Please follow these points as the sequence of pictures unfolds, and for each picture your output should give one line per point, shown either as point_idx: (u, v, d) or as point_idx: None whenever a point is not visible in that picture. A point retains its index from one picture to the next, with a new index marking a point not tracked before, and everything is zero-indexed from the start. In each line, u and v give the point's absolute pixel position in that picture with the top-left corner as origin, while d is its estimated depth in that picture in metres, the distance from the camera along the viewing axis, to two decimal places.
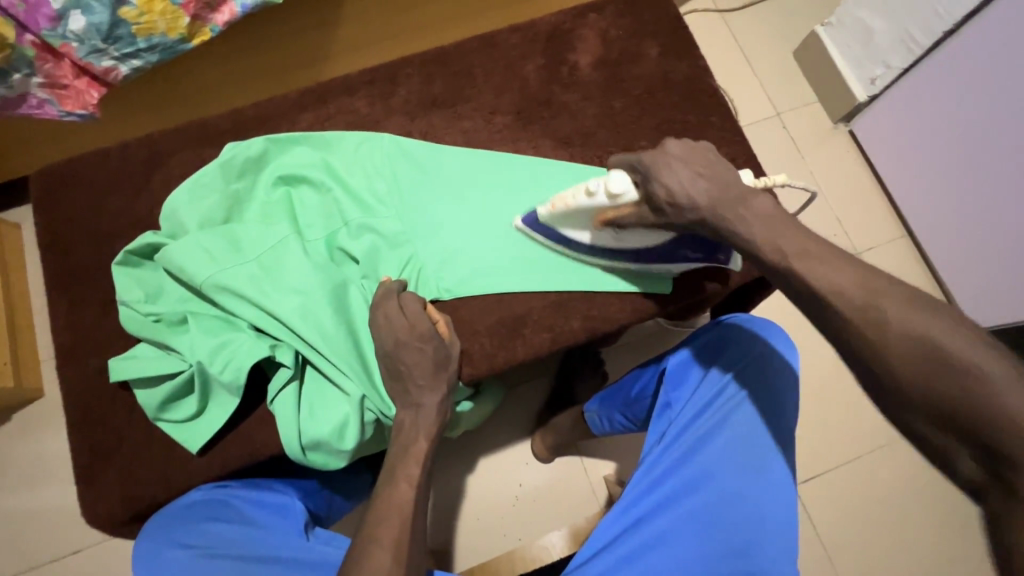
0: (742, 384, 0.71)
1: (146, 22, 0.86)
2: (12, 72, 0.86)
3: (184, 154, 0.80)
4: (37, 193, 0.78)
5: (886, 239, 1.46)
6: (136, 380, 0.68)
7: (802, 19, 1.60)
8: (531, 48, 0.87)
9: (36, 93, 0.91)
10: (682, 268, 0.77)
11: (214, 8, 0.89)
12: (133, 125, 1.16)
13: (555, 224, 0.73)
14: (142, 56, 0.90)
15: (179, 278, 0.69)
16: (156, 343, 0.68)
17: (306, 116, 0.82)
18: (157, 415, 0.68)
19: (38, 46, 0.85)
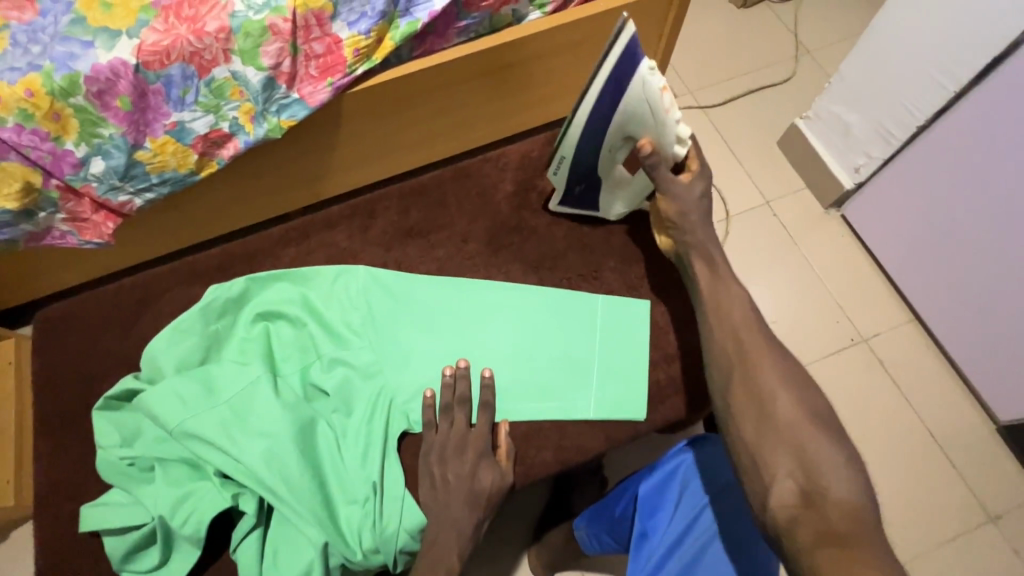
0: (711, 518, 0.72)
1: (158, 161, 0.97)
2: (37, 209, 0.96)
3: (176, 291, 0.85)
4: (37, 332, 0.83)
5: (894, 323, 1.42)
6: (105, 529, 0.67)
7: (782, 113, 1.67)
8: (502, 176, 0.92)
9: (58, 227, 1.01)
10: (559, 181, 0.85)
11: (220, 145, 0.99)
12: (145, 245, 1.25)
13: (632, 88, 0.73)
14: (155, 189, 1.01)
15: (153, 424, 0.71)
16: (127, 489, 0.69)
17: (290, 251, 0.87)
18: (121, 565, 0.67)
19: (62, 189, 0.95)
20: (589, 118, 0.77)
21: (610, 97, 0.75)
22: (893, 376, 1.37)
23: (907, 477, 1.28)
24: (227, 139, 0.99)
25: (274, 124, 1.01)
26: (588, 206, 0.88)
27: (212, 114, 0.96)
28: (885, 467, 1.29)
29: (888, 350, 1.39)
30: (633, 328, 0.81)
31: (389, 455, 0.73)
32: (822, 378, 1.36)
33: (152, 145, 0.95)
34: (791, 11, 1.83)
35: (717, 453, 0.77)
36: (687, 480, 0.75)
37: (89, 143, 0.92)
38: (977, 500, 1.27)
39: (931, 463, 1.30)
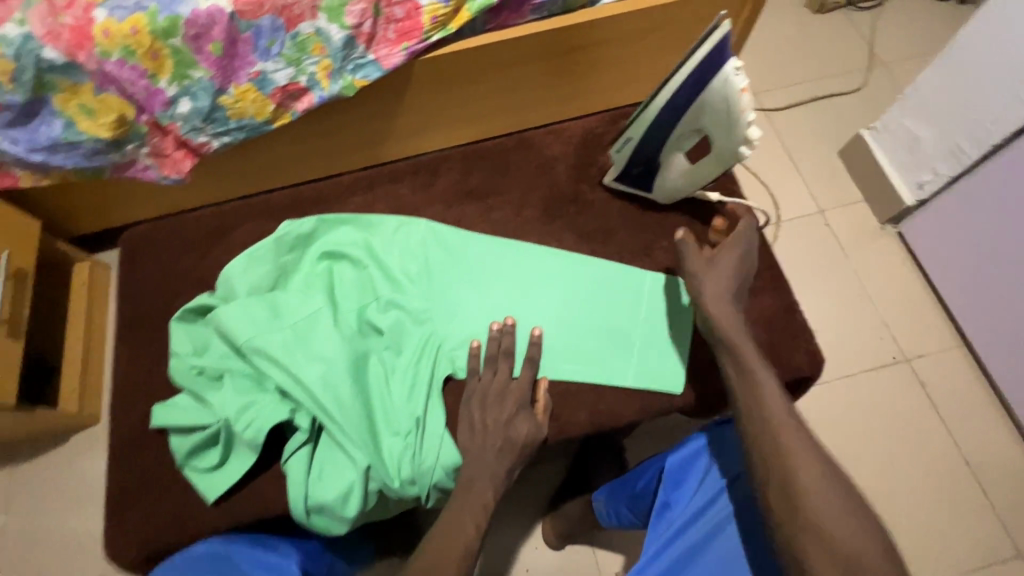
0: (738, 492, 0.73)
1: (238, 108, 1.03)
2: (126, 142, 1.05)
3: (250, 224, 0.91)
4: (123, 248, 0.91)
5: (940, 347, 1.38)
6: (173, 427, 0.74)
7: (848, 123, 1.64)
8: (564, 149, 0.94)
9: (142, 160, 1.08)
10: (620, 158, 0.83)
11: (295, 98, 1.05)
12: (216, 185, 1.34)
13: (712, 93, 0.68)
14: (232, 133, 1.07)
15: (222, 339, 0.77)
16: (196, 394, 0.75)
17: (356, 199, 0.92)
18: (184, 461, 0.74)
19: (150, 124, 1.03)
20: (662, 112, 0.72)
21: (688, 93, 0.69)
22: (932, 400, 1.33)
23: (934, 501, 1.26)
24: (304, 92, 1.05)
25: (349, 82, 1.05)
26: (643, 187, 0.87)
27: (293, 67, 1.01)
28: (912, 488, 1.27)
29: (931, 372, 1.36)
30: (676, 307, 0.82)
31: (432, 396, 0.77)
32: (858, 393, 1.34)
33: (234, 91, 1.01)
34: (869, 20, 1.78)
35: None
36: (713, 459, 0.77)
37: (179, 84, 0.99)
38: (1007, 535, 1.23)
39: (963, 490, 1.27)
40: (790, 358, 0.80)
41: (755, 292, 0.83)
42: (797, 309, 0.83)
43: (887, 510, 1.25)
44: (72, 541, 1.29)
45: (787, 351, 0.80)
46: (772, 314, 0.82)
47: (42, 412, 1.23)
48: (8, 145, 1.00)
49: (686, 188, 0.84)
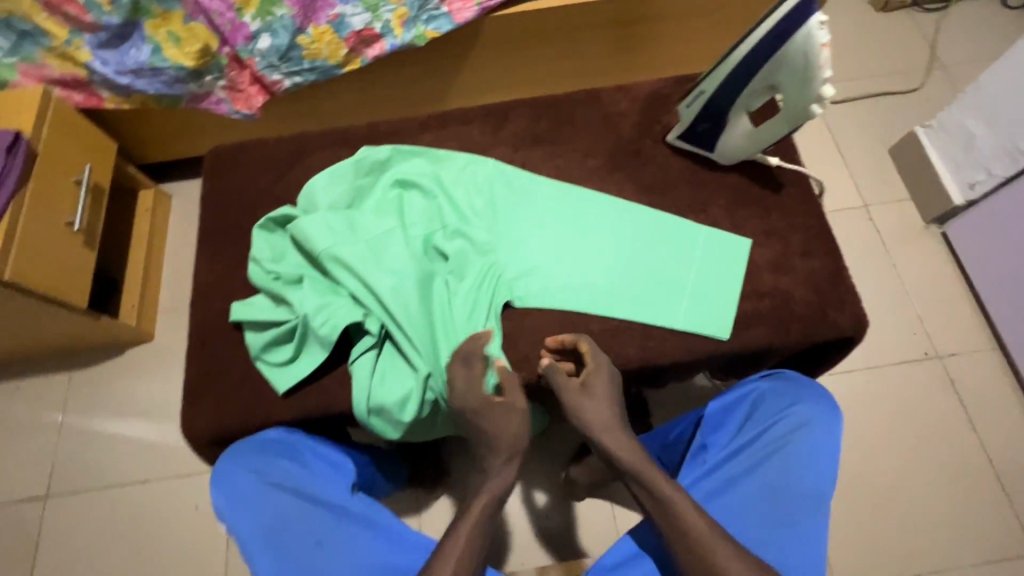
0: (778, 437, 0.74)
1: (314, 48, 1.22)
2: (204, 72, 1.24)
3: (327, 150, 0.96)
4: (208, 162, 0.97)
5: (974, 348, 1.39)
6: (251, 322, 0.81)
7: (902, 122, 1.63)
8: (630, 106, 0.97)
9: (217, 93, 1.29)
10: (688, 113, 0.86)
11: (366, 44, 1.23)
12: (282, 119, 1.41)
13: (792, 50, 0.70)
14: (303, 73, 1.26)
15: (301, 247, 0.83)
16: (273, 295, 0.81)
17: (428, 135, 0.97)
18: (259, 354, 0.80)
19: (231, 57, 1.23)
20: (739, 66, 0.75)
21: (768, 47, 0.72)
22: (960, 397, 1.34)
23: (953, 495, 1.27)
24: (374, 38, 1.22)
25: (421, 32, 1.22)
26: (705, 145, 0.90)
27: (370, 15, 1.20)
28: (931, 480, 1.28)
29: (962, 371, 1.36)
30: (729, 261, 0.86)
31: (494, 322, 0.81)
32: (885, 383, 1.36)
33: (312, 33, 1.20)
34: (934, 22, 1.76)
35: (797, 383, 0.78)
36: (758, 404, 0.80)
37: (264, 20, 1.18)
38: None
39: (986, 488, 1.27)
40: (836, 319, 0.82)
41: (806, 255, 0.86)
42: (846, 275, 0.86)
43: (904, 498, 1.26)
44: (119, 446, 1.37)
45: (833, 311, 0.83)
46: (821, 276, 0.85)
47: (106, 320, 1.32)
48: (99, 65, 1.20)
49: (748, 148, 0.87)
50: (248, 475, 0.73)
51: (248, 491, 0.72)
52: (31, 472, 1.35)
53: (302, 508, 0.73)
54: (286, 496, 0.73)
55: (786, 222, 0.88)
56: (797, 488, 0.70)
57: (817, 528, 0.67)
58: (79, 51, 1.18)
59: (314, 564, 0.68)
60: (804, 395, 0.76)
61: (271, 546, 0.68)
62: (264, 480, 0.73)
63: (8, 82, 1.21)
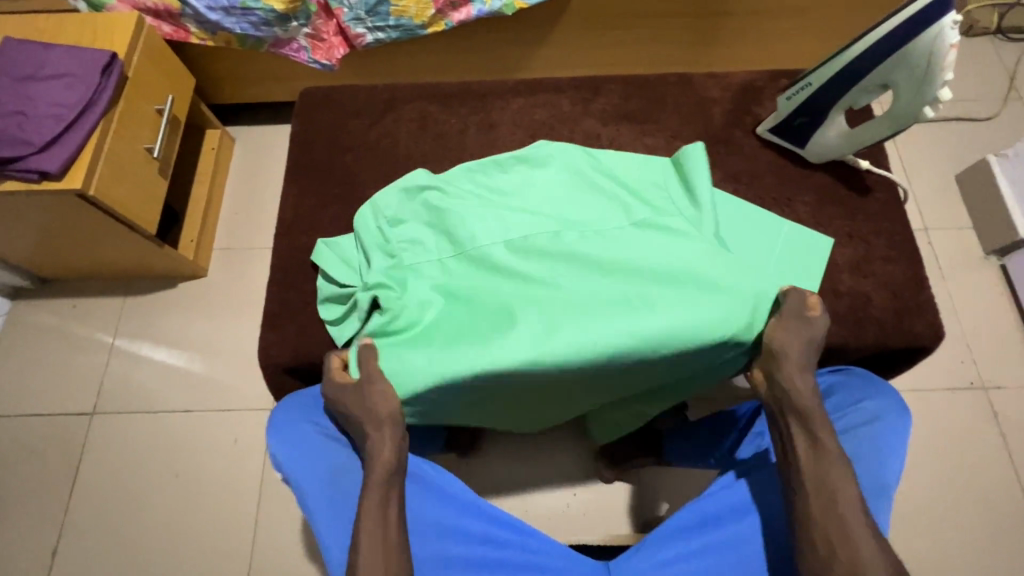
0: (842, 427, 0.75)
1: (403, 6, 1.24)
2: (292, 19, 1.26)
3: (418, 104, 0.98)
4: (301, 104, 0.99)
5: (1021, 383, 1.37)
6: (331, 267, 0.83)
7: (972, 149, 1.60)
8: (723, 94, 0.97)
9: (299, 41, 1.32)
10: (788, 104, 0.86)
11: (455, 8, 1.25)
12: (356, 74, 1.44)
13: (918, 48, 0.70)
14: (387, 30, 1.28)
15: (434, 219, 0.85)
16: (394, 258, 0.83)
17: (519, 100, 0.98)
18: (334, 299, 0.82)
19: (320, 6, 1.26)
20: (859, 58, 0.74)
21: (890, 45, 0.71)
22: (1002, 430, 1.33)
23: (983, 526, 1.26)
24: (464, 2, 1.25)
25: (509, 1, 1.24)
26: (798, 140, 0.90)
27: None
28: (962, 508, 1.27)
29: (1007, 405, 1.35)
30: (811, 263, 0.85)
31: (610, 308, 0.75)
32: (925, 408, 1.35)
33: None
34: (1016, 51, 1.72)
35: (867, 381, 0.79)
36: (828, 397, 0.80)
37: None
38: None
39: (1017, 523, 1.26)
40: (913, 326, 0.82)
41: (887, 260, 0.86)
42: (926, 285, 0.85)
43: (932, 522, 1.26)
44: (165, 375, 1.41)
45: (911, 319, 0.83)
46: (900, 283, 0.85)
47: (167, 250, 1.35)
48: None
49: (844, 146, 0.87)
50: (310, 426, 0.77)
51: (304, 435, 0.75)
52: (80, 388, 1.40)
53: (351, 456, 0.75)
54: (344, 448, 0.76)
55: (870, 226, 0.88)
56: (860, 475, 0.69)
57: (880, 518, 0.66)
58: None
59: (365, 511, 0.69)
60: (873, 393, 0.76)
61: (329, 488, 0.71)
62: (323, 431, 0.77)
63: (105, 6, 1.23)
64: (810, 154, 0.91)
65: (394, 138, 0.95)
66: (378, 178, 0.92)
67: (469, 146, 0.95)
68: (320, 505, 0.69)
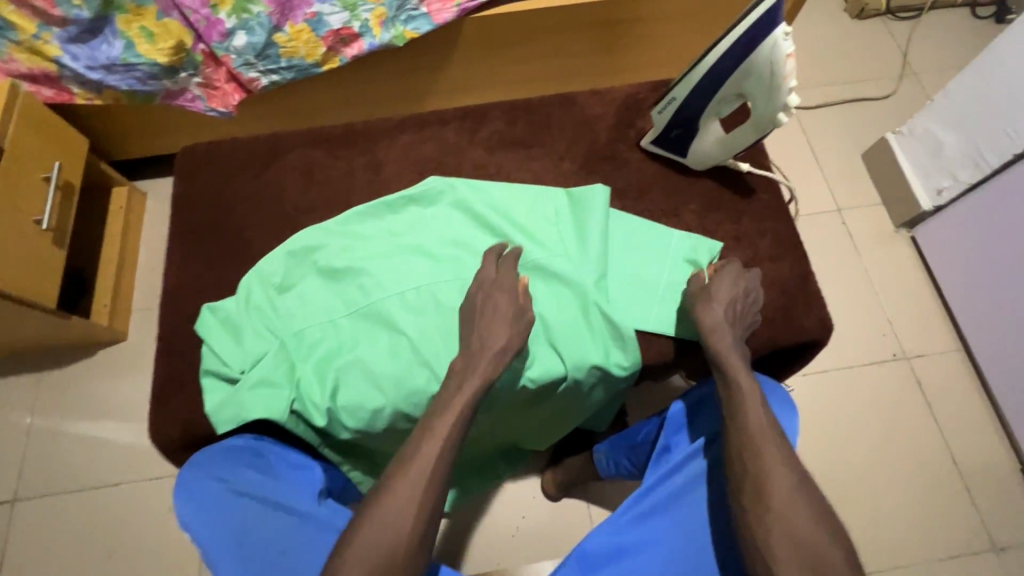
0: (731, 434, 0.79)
1: (292, 46, 1.21)
2: (180, 69, 1.22)
3: (302, 150, 0.95)
4: (181, 161, 0.96)
5: (939, 349, 1.43)
6: (213, 337, 0.80)
7: (874, 128, 1.67)
8: (607, 110, 0.98)
9: (192, 90, 1.28)
10: (662, 116, 0.87)
11: (346, 44, 1.23)
12: (259, 114, 1.41)
13: (763, 60, 0.72)
14: (281, 72, 1.25)
15: (329, 284, 0.84)
16: (284, 325, 0.81)
17: (405, 136, 0.96)
18: (212, 371, 0.78)
19: (205, 54, 1.22)
20: (710, 71, 0.77)
21: (738, 54, 0.74)
22: (927, 397, 1.38)
23: (918, 493, 1.30)
24: (355, 37, 1.22)
25: (399, 32, 1.22)
26: (680, 149, 0.91)
27: (347, 13, 1.19)
28: (898, 479, 1.31)
29: (928, 372, 1.40)
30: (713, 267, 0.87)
31: (509, 364, 0.80)
32: (854, 385, 1.39)
33: (290, 31, 1.19)
34: (907, 29, 1.80)
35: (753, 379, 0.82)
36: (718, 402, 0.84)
37: (238, 17, 1.16)
38: (985, 532, 1.26)
39: (948, 485, 1.30)
40: (803, 322, 0.85)
41: (774, 259, 0.88)
42: (812, 279, 0.88)
43: (870, 495, 1.30)
44: (91, 449, 1.35)
45: (800, 314, 0.85)
46: (787, 280, 0.87)
47: (75, 319, 1.29)
48: (69, 60, 1.17)
49: (719, 153, 0.89)
50: (215, 483, 0.70)
51: (206, 495, 0.67)
52: None
53: (263, 511, 0.68)
54: (253, 504, 0.69)
55: (756, 227, 0.90)
56: None
57: None
58: (47, 46, 1.15)
59: (278, 570, 0.61)
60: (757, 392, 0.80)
61: (234, 548, 0.62)
62: (230, 488, 0.70)
63: None
64: (695, 161, 0.92)
65: (280, 187, 0.93)
66: (267, 230, 0.89)
67: (358, 188, 0.93)
68: (227, 565, 0.61)
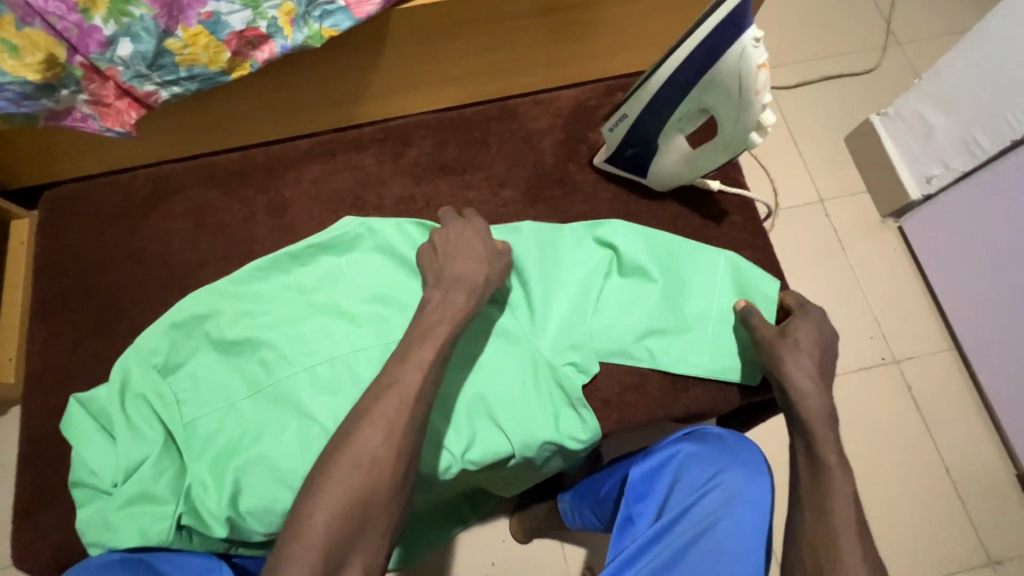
0: (700, 513, 0.65)
1: (189, 54, 0.75)
2: (58, 87, 0.75)
3: (189, 191, 0.80)
4: (45, 211, 0.79)
5: (929, 350, 1.34)
6: (80, 441, 0.66)
7: (856, 108, 1.53)
8: (553, 122, 0.84)
9: (80, 108, 0.79)
10: (615, 134, 0.73)
11: (256, 46, 0.77)
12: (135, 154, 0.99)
13: (732, 67, 0.59)
14: (184, 84, 0.79)
15: (225, 360, 0.70)
16: (167, 419, 0.67)
17: (315, 167, 0.81)
18: (81, 482, 0.65)
19: (87, 67, 0.75)
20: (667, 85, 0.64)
21: (699, 64, 0.61)
22: (917, 403, 1.29)
23: (911, 508, 1.23)
24: (266, 40, 0.77)
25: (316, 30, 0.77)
26: (639, 170, 0.78)
27: (250, 8, 0.74)
28: (891, 495, 1.23)
29: (918, 376, 1.31)
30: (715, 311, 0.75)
31: (445, 445, 0.67)
32: (843, 396, 1.29)
33: (183, 31, 0.74)
34: None
35: (722, 446, 0.70)
36: (682, 468, 0.70)
37: (119, 21, 0.72)
38: (979, 543, 1.21)
39: (941, 497, 1.23)
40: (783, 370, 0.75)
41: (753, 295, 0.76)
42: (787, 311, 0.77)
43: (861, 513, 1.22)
44: None
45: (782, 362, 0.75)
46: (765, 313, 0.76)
47: None
48: None
49: (682, 176, 0.75)
50: None
51: None
52: None
53: None
54: None
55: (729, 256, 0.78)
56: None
57: None
58: None
59: None
60: (727, 462, 0.69)
61: None
62: None
63: None
64: (657, 181, 0.78)
65: (166, 240, 0.78)
66: (154, 294, 0.76)
67: (259, 235, 0.78)
68: None
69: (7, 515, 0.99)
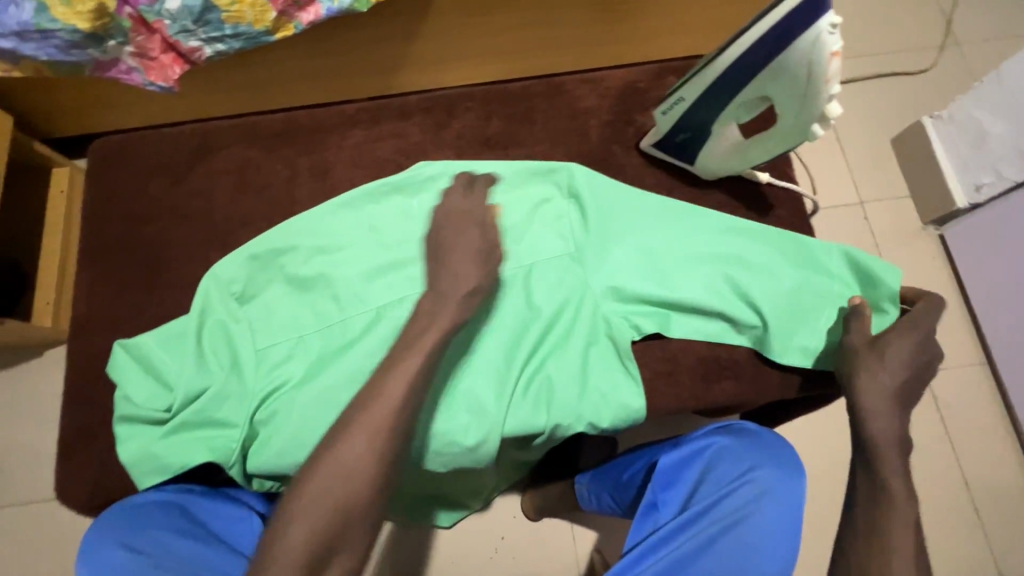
0: (729, 508, 0.64)
1: (235, 10, 0.75)
2: (106, 37, 0.75)
3: (232, 149, 0.80)
4: (93, 160, 0.80)
5: (960, 363, 1.31)
6: (136, 372, 0.68)
7: (906, 109, 1.48)
8: (600, 102, 0.82)
9: (125, 60, 0.79)
10: (667, 119, 0.72)
11: (302, 5, 0.75)
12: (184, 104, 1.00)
13: (801, 56, 0.58)
14: (228, 42, 0.78)
15: (301, 295, 0.71)
16: (233, 351, 0.68)
17: (357, 132, 0.81)
18: (132, 413, 0.67)
19: (134, 19, 0.75)
20: (729, 71, 0.62)
21: (766, 52, 0.59)
22: (942, 416, 1.27)
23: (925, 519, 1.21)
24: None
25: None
26: (687, 156, 0.76)
27: None
28: None
29: (945, 387, 1.29)
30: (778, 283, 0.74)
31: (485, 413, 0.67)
32: None
33: None
34: None
35: (758, 443, 0.69)
36: (713, 461, 0.70)
37: None
38: (992, 559, 1.20)
39: (957, 511, 1.22)
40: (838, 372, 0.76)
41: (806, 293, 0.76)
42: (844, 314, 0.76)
43: None
44: None
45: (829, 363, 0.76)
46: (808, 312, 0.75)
47: None
48: None
49: (735, 165, 0.74)
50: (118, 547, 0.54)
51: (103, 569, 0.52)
52: None
53: None
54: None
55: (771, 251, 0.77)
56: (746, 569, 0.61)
57: None
58: None
59: None
60: (761, 458, 0.68)
61: None
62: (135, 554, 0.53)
63: None
64: (707, 168, 0.76)
65: (207, 196, 0.79)
66: (195, 249, 0.77)
67: (300, 197, 0.79)
68: None
69: (39, 452, 1.03)
